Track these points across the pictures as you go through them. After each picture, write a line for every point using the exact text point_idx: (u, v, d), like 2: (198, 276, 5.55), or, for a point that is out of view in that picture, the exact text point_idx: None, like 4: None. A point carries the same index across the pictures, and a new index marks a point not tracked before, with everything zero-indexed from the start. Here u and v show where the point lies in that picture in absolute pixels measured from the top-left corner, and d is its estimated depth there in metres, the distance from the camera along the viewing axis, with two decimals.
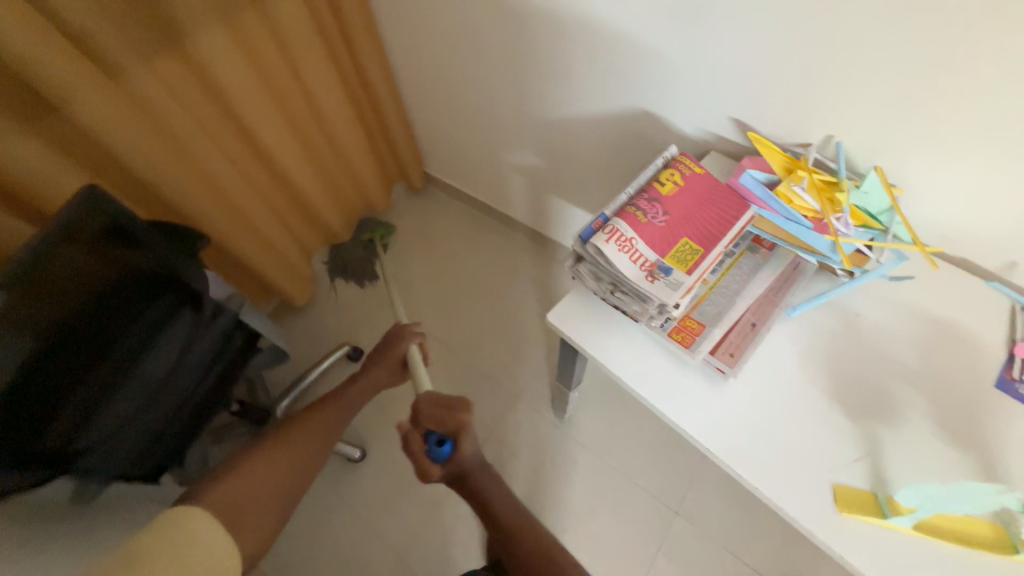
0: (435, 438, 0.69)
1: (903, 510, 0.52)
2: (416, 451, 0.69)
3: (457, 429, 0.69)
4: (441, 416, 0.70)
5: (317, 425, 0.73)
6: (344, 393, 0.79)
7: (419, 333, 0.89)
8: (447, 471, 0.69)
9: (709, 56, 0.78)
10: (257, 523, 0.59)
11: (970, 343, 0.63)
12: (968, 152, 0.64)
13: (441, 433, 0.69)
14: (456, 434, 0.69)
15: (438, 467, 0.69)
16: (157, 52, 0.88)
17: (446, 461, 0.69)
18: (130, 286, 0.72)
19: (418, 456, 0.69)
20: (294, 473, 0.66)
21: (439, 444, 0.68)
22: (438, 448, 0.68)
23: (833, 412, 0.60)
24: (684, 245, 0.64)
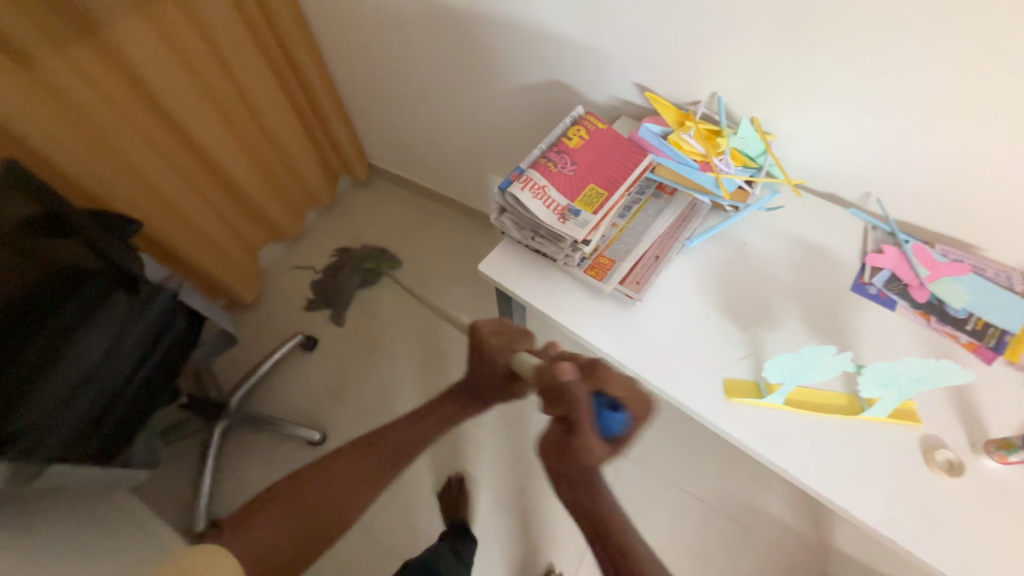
0: (607, 402, 0.49)
1: (775, 389, 0.62)
2: (582, 414, 0.46)
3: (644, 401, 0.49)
4: (625, 380, 0.48)
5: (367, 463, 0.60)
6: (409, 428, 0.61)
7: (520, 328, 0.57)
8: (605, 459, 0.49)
9: (607, 29, 0.87)
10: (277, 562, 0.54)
11: (832, 259, 0.75)
12: (815, 99, 0.76)
13: (613, 397, 0.49)
14: (639, 407, 0.49)
15: (602, 444, 0.48)
16: (73, 42, 0.87)
17: (610, 436, 0.49)
18: (55, 269, 0.74)
19: (587, 428, 0.46)
20: (320, 528, 0.56)
21: (613, 410, 0.49)
22: (610, 416, 0.49)
23: (725, 324, 0.70)
24: (591, 190, 0.73)
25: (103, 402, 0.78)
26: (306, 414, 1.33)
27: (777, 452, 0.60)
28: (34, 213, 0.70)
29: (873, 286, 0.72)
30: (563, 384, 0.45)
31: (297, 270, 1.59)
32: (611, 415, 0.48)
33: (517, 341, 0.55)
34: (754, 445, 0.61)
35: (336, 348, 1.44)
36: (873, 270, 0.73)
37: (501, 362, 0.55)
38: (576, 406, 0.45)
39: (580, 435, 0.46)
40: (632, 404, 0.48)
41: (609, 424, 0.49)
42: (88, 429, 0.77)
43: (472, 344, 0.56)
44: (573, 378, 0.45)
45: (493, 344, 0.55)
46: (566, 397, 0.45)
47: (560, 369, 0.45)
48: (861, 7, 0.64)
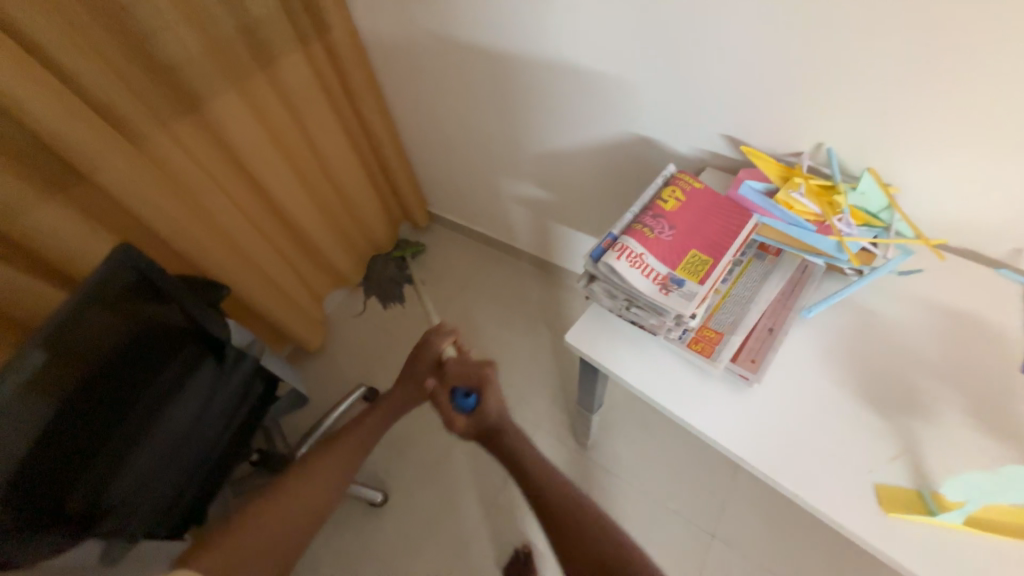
0: (462, 391, 0.73)
1: (951, 506, 0.51)
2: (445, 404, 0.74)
3: (480, 382, 0.71)
4: (465, 371, 0.73)
5: (338, 455, 0.73)
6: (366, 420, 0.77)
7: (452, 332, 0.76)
8: (471, 425, 0.72)
9: (693, 81, 0.82)
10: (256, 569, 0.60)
11: (990, 332, 0.63)
12: (956, 148, 0.66)
13: (466, 386, 0.73)
14: (480, 387, 0.72)
15: (463, 418, 0.73)
16: (174, 118, 0.93)
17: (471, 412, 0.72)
18: (151, 338, 0.73)
19: (445, 408, 0.74)
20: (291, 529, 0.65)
21: (465, 396, 0.72)
22: (465, 400, 0.72)
23: (865, 413, 0.59)
24: (693, 256, 0.66)
25: (188, 468, 0.78)
26: (366, 471, 1.29)
27: None
28: (137, 283, 0.71)
29: None
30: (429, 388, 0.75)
31: (358, 319, 1.60)
32: (461, 400, 0.72)
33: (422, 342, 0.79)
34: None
35: None
36: None
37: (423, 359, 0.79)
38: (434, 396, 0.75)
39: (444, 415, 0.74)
40: (473, 387, 0.72)
41: (466, 404, 0.72)
42: (173, 497, 0.77)
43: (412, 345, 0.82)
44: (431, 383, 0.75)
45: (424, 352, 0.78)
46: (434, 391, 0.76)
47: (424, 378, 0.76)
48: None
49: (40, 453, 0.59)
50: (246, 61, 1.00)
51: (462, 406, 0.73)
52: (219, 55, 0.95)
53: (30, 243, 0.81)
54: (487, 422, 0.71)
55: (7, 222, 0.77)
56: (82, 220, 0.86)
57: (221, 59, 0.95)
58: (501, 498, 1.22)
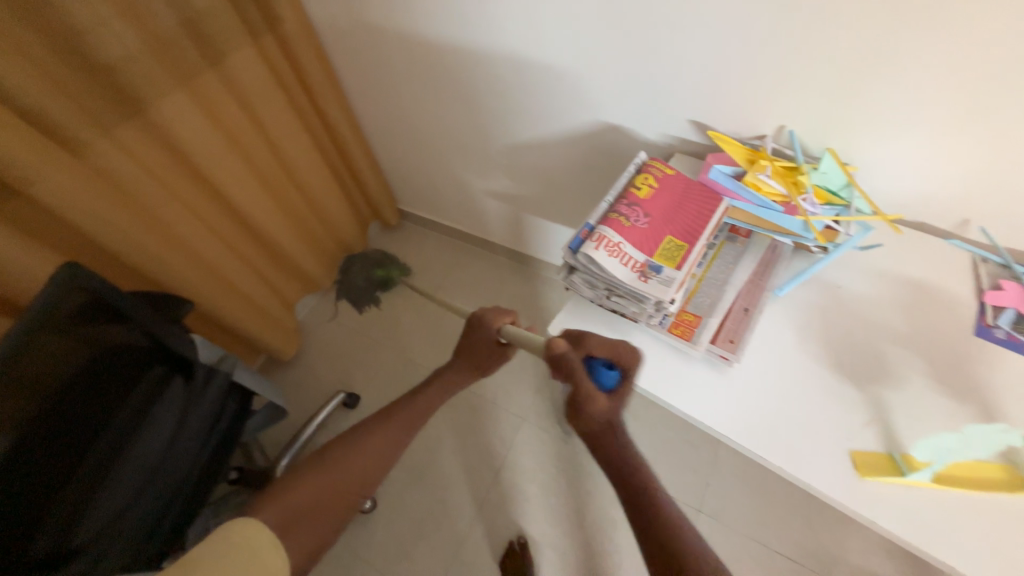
0: (601, 363, 0.59)
1: (919, 466, 0.54)
2: (579, 377, 0.55)
3: (631, 359, 0.59)
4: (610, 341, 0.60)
5: (397, 425, 0.68)
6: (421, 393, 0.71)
7: (508, 313, 0.67)
8: (612, 409, 0.57)
9: (659, 68, 0.83)
10: (310, 530, 0.57)
11: (946, 299, 0.67)
12: (908, 126, 0.69)
13: (605, 359, 0.59)
14: (629, 363, 0.59)
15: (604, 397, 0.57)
16: (118, 123, 0.86)
17: (610, 392, 0.58)
18: (113, 362, 0.69)
19: (583, 383, 0.55)
20: (345, 496, 0.62)
21: (607, 370, 0.58)
22: (606, 373, 0.58)
23: (838, 384, 0.62)
24: (669, 242, 0.67)
25: (164, 497, 0.73)
26: None
27: (933, 541, 0.52)
28: (90, 305, 0.66)
29: (1000, 328, 0.64)
30: (560, 354, 0.54)
31: (333, 324, 1.55)
32: (604, 374, 0.58)
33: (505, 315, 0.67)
34: (906, 534, 0.53)
35: (379, 404, 1.39)
36: (997, 310, 0.65)
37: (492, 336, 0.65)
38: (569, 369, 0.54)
39: (578, 393, 0.56)
40: (620, 361, 0.59)
41: (604, 381, 0.58)
42: (150, 530, 0.72)
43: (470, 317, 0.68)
44: (566, 347, 0.54)
45: (487, 328, 0.66)
46: (565, 364, 0.54)
47: (555, 344, 0.54)
48: (965, 30, 0.58)
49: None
50: (193, 59, 0.94)
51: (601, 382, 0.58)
52: (162, 54, 0.89)
53: None
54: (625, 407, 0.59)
55: None
56: (23, 241, 0.79)
57: (165, 58, 0.89)
58: (492, 494, 1.22)
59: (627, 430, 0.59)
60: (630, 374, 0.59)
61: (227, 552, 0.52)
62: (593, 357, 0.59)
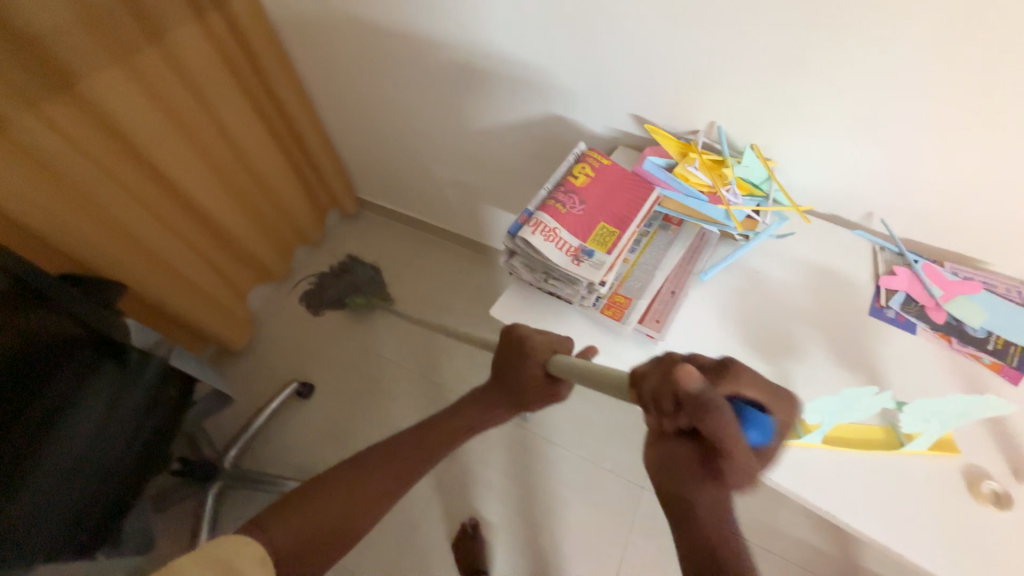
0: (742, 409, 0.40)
1: (812, 429, 0.60)
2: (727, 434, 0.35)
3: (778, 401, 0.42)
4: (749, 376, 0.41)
5: (422, 445, 0.59)
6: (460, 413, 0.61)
7: (552, 341, 0.57)
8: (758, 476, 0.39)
9: (602, 62, 0.86)
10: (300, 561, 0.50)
11: (848, 283, 0.74)
12: (819, 126, 0.76)
13: (745, 402, 0.40)
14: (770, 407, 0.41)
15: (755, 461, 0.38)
16: (44, 96, 0.82)
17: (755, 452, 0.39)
18: (38, 346, 0.66)
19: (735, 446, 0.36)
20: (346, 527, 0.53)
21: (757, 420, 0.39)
22: (751, 425, 0.40)
23: (750, 360, 0.68)
24: (602, 228, 0.71)
25: (93, 482, 0.72)
26: (306, 467, 1.26)
27: (820, 495, 0.58)
28: (9, 286, 0.63)
29: (891, 309, 0.71)
30: (696, 394, 0.35)
31: (288, 313, 1.53)
32: (753, 422, 0.40)
33: (558, 343, 0.57)
34: (797, 489, 0.58)
35: (335, 393, 1.38)
36: (890, 293, 0.73)
37: (533, 364, 0.55)
38: (719, 416, 0.35)
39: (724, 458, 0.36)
40: (761, 404, 0.41)
41: (752, 431, 0.40)
42: (78, 518, 0.70)
43: (511, 342, 0.58)
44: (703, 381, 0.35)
45: (526, 349, 0.56)
46: (707, 409, 0.35)
47: (688, 375, 0.35)
48: (863, 41, 0.64)
49: None
50: (130, 31, 0.89)
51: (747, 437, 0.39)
52: (94, 23, 0.84)
53: None
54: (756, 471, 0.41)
55: None
56: None
57: (97, 27, 0.85)
58: (447, 479, 1.24)
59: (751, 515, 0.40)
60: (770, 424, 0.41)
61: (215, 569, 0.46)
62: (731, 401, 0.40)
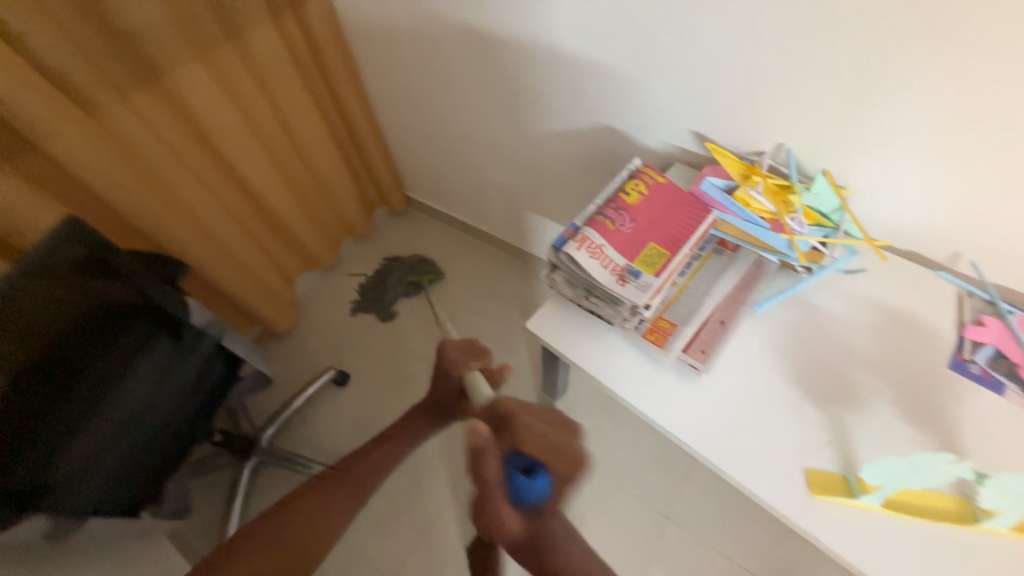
0: (521, 467, 0.58)
1: (870, 489, 0.55)
2: (496, 481, 0.57)
3: (562, 467, 0.57)
4: (552, 444, 0.58)
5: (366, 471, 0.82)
6: (383, 447, 0.83)
7: (478, 357, 0.73)
8: (522, 525, 0.60)
9: (664, 74, 0.83)
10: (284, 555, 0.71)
11: (923, 329, 0.67)
12: (904, 153, 0.69)
13: (531, 460, 0.59)
14: (557, 468, 0.58)
15: (514, 515, 0.59)
16: (134, 87, 0.90)
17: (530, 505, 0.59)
18: (105, 315, 0.72)
19: (495, 495, 0.57)
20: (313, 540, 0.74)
21: (529, 476, 0.58)
22: (530, 481, 0.58)
23: (804, 404, 0.62)
24: (651, 249, 0.68)
25: (141, 446, 0.77)
26: (334, 453, 1.30)
27: (875, 564, 0.53)
28: (86, 258, 0.71)
29: (975, 363, 0.64)
30: (478, 442, 0.56)
31: (331, 302, 1.59)
32: (523, 481, 0.57)
33: (474, 354, 0.73)
34: (849, 555, 0.53)
35: (367, 384, 1.42)
36: (975, 345, 0.65)
37: (455, 375, 0.73)
38: (484, 463, 0.56)
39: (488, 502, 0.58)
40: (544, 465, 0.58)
41: (531, 489, 0.58)
42: (123, 477, 0.75)
43: (439, 359, 0.75)
44: (485, 436, 0.56)
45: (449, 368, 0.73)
46: (478, 451, 0.56)
47: (477, 430, 0.56)
48: (965, 64, 0.58)
49: None
50: (213, 31, 0.97)
51: (521, 491, 0.58)
52: (182, 23, 0.91)
53: None
54: (539, 519, 0.61)
55: None
56: (32, 192, 0.83)
57: (184, 26, 0.92)
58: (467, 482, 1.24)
59: (559, 534, 0.62)
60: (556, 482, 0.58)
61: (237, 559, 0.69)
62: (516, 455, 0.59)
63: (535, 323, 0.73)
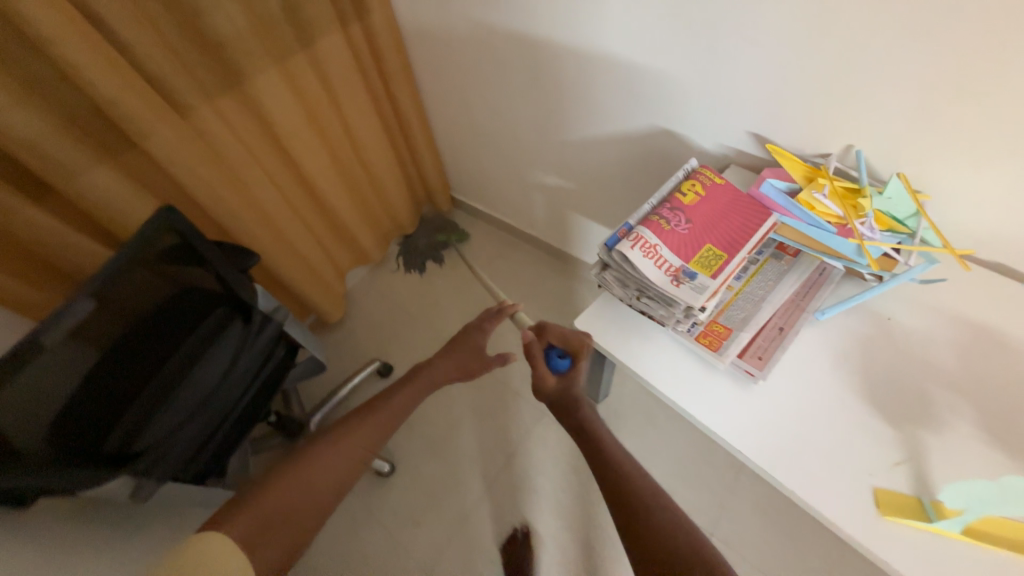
0: (556, 351, 0.72)
1: (950, 515, 0.50)
2: (537, 360, 0.72)
3: (581, 348, 0.71)
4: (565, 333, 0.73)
5: (370, 425, 0.75)
6: (400, 393, 0.80)
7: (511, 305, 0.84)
8: (561, 390, 0.71)
9: (723, 75, 0.81)
10: (284, 531, 0.60)
11: (1012, 347, 0.62)
12: (996, 158, 0.64)
13: (562, 349, 0.73)
14: (578, 352, 0.72)
15: (555, 380, 0.72)
16: (219, 93, 0.98)
17: (562, 374, 0.72)
18: (188, 299, 0.79)
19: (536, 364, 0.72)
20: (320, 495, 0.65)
21: (560, 356, 0.72)
22: (559, 361, 0.72)
23: (872, 419, 0.59)
24: (708, 251, 0.67)
25: (213, 421, 0.84)
26: None
27: None
28: (179, 246, 0.76)
29: None
30: (526, 342, 0.73)
31: (378, 297, 1.65)
32: (556, 361, 0.72)
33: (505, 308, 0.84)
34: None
35: None
36: None
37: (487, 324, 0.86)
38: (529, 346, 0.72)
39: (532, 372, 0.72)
40: (570, 350, 0.72)
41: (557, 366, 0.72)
42: (196, 448, 0.83)
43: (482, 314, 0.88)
44: (530, 337, 0.72)
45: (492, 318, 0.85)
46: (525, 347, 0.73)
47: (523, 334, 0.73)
48: None
49: (87, 392, 0.66)
50: (289, 39, 1.04)
51: (554, 366, 0.72)
52: (263, 33, 0.99)
53: (79, 202, 0.87)
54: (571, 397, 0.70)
55: (64, 184, 0.83)
56: (129, 186, 0.92)
57: (265, 37, 1.00)
58: (503, 480, 1.25)
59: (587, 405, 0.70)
60: (579, 362, 0.71)
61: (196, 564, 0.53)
62: (551, 347, 0.74)
63: (583, 321, 0.73)
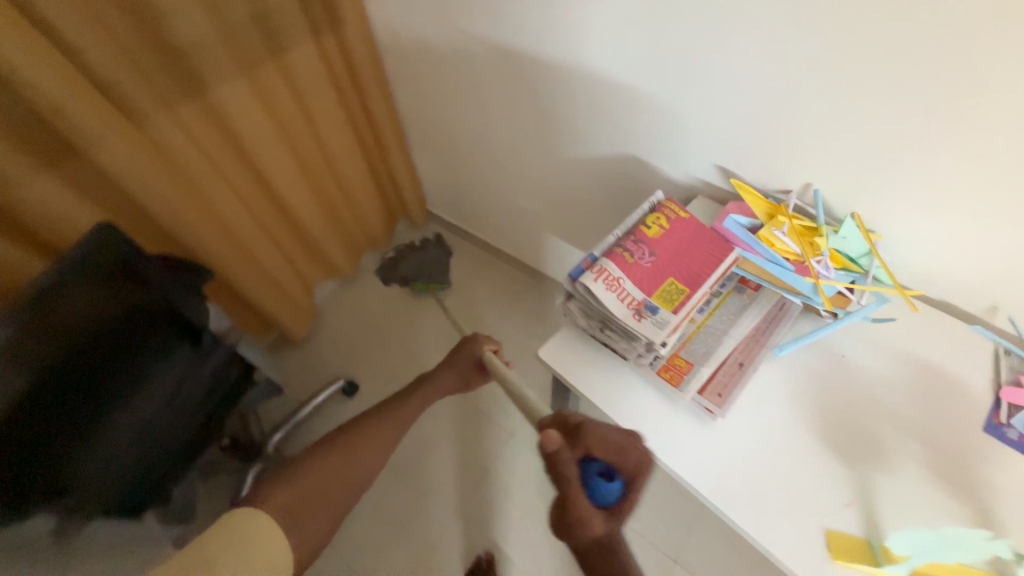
0: (599, 469, 0.52)
1: (897, 559, 0.52)
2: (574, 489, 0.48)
3: (637, 468, 0.52)
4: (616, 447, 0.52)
5: (384, 429, 0.78)
6: (407, 403, 0.83)
7: (493, 342, 0.87)
8: (606, 530, 0.50)
9: (693, 109, 0.83)
10: (317, 521, 0.65)
11: (958, 387, 0.64)
12: (941, 203, 0.67)
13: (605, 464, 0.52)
14: (630, 472, 0.52)
15: (600, 517, 0.49)
16: (179, 100, 0.94)
17: (607, 508, 0.51)
18: (133, 320, 0.74)
19: (578, 497, 0.48)
20: (345, 485, 0.70)
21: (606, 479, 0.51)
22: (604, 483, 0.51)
23: (827, 458, 0.60)
24: (670, 285, 0.67)
25: (150, 453, 0.77)
26: None
27: None
28: (117, 262, 0.71)
29: (1012, 428, 0.60)
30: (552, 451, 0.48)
31: (347, 312, 1.61)
32: (601, 484, 0.51)
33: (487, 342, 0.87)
34: None
35: (376, 396, 1.43)
36: (1013, 409, 0.61)
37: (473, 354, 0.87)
38: (564, 467, 0.48)
39: (569, 508, 0.47)
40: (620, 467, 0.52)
41: (602, 494, 0.51)
42: (133, 483, 0.76)
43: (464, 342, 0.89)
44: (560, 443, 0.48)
45: (475, 349, 0.87)
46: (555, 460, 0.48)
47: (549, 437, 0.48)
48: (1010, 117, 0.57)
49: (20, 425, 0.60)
50: (258, 50, 1.02)
51: (598, 494, 0.50)
52: (232, 43, 0.97)
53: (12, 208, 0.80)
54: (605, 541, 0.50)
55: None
56: (72, 195, 0.87)
57: (234, 46, 0.97)
58: (470, 505, 1.22)
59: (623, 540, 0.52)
60: (632, 482, 0.52)
61: (246, 540, 0.58)
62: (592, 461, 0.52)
63: (547, 351, 0.72)
